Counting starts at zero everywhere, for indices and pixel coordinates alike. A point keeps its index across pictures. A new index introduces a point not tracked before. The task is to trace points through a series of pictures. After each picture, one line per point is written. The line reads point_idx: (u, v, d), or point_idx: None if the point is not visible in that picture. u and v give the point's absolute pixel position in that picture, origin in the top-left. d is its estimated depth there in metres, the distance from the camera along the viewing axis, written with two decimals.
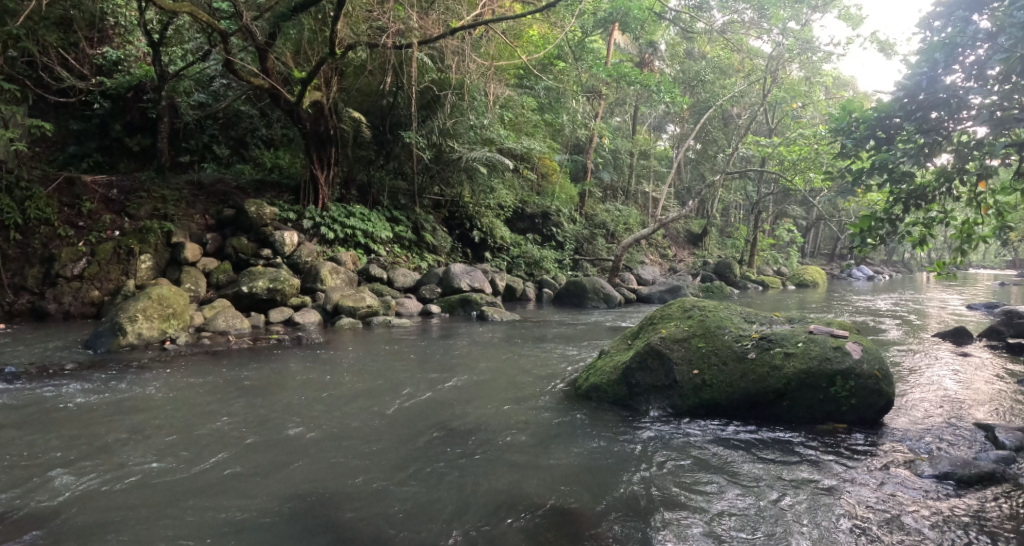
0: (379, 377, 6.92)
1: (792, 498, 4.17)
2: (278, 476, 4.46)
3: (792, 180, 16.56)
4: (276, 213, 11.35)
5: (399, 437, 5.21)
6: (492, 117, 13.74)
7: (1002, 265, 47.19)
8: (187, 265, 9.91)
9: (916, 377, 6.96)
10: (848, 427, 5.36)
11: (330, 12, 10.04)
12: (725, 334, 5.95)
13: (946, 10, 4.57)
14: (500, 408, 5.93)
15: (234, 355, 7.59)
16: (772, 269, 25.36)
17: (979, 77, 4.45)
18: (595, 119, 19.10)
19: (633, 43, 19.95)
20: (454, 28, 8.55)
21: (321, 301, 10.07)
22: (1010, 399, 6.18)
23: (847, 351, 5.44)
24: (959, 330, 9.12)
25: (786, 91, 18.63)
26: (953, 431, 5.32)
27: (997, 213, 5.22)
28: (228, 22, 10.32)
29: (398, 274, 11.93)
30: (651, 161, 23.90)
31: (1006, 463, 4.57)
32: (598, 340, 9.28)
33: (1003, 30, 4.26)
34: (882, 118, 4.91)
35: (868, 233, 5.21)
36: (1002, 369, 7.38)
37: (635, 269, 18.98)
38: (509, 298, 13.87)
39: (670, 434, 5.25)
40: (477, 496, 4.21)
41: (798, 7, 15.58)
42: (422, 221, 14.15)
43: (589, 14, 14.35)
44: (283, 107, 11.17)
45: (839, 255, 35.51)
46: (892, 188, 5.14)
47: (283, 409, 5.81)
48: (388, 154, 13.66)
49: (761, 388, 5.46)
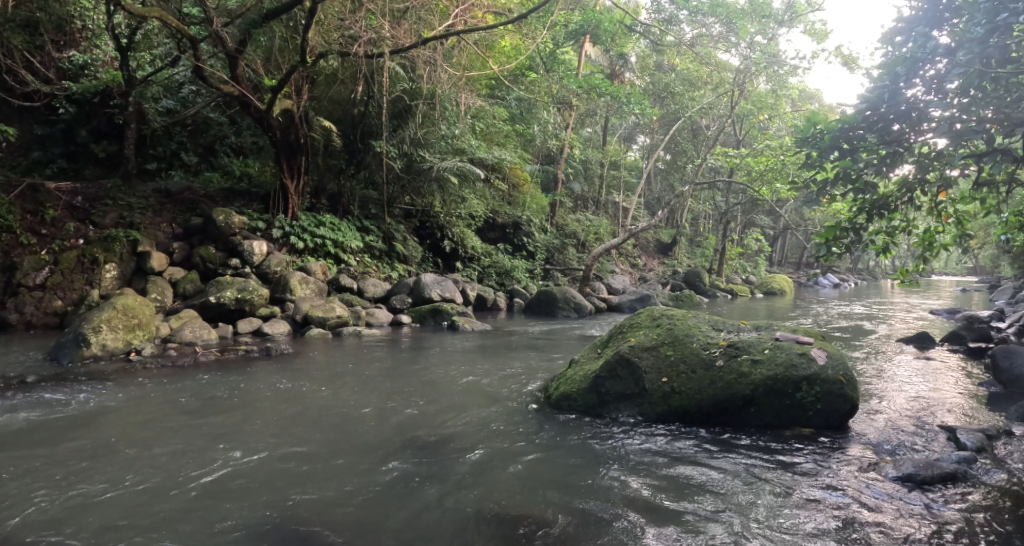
0: (350, 388, 6.79)
1: (761, 498, 4.27)
2: (247, 491, 4.32)
3: (760, 191, 16.89)
4: (245, 222, 11.14)
5: (372, 448, 5.11)
6: (464, 127, 13.73)
7: (964, 273, 48.85)
8: (153, 274, 9.63)
9: (879, 382, 7.13)
10: (815, 431, 5.45)
11: (301, 20, 9.96)
12: (694, 342, 6.02)
13: (907, 26, 4.78)
14: (475, 416, 5.91)
15: (202, 367, 7.38)
16: (740, 277, 25.86)
17: (939, 90, 4.63)
18: (566, 130, 19.24)
19: (604, 55, 20.25)
20: (427, 38, 8.53)
21: (290, 312, 9.90)
22: (970, 402, 6.35)
23: (812, 358, 5.57)
24: (921, 335, 9.40)
25: (754, 103, 19.21)
26: (916, 433, 5.47)
27: (957, 222, 5.44)
28: (199, 28, 10.08)
29: (369, 284, 11.81)
30: (621, 172, 24.22)
31: (967, 464, 4.70)
32: (570, 349, 9.32)
33: (961, 46, 4.44)
34: (846, 129, 5.03)
35: (834, 242, 5.37)
36: (961, 373, 7.60)
37: (606, 278, 19.16)
38: (481, 307, 13.82)
39: (643, 440, 5.29)
40: (452, 509, 4.14)
41: (765, 21, 15.80)
42: (393, 231, 14.06)
43: (560, 26, 14.50)
44: (253, 116, 11.02)
45: (806, 264, 36.40)
46: (855, 198, 5.30)
47: (253, 422, 5.64)
48: (359, 163, 13.53)
49: (730, 394, 5.53)
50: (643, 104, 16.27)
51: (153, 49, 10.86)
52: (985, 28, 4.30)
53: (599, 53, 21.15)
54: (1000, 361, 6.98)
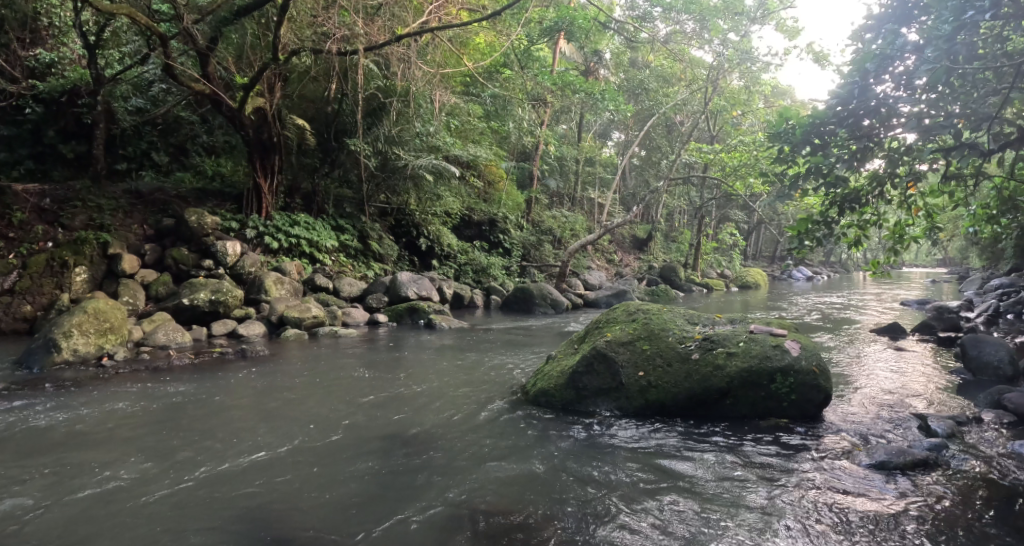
0: (329, 389, 6.73)
1: (739, 488, 4.34)
2: (229, 496, 4.24)
3: (733, 187, 17.11)
4: (218, 223, 10.94)
5: (354, 448, 5.07)
6: (439, 124, 13.62)
7: (933, 264, 50.22)
8: (125, 277, 9.41)
9: (850, 372, 7.29)
10: (790, 421, 5.56)
11: (273, 17, 9.84)
12: (670, 335, 6.09)
13: (877, 24, 4.94)
14: (456, 413, 5.92)
15: (178, 370, 7.25)
16: (715, 271, 26.21)
17: (907, 86, 4.75)
18: (541, 127, 19.25)
19: (577, 52, 20.24)
20: (401, 35, 8.42)
21: (265, 313, 9.77)
22: (939, 391, 6.52)
23: (786, 349, 5.67)
24: (893, 325, 9.63)
25: (727, 99, 19.44)
26: (889, 421, 5.62)
27: (926, 215, 5.58)
28: (168, 25, 9.84)
29: (345, 283, 11.69)
30: (596, 168, 24.31)
31: (937, 451, 4.83)
32: (548, 345, 9.35)
33: (929, 43, 4.56)
34: (818, 124, 5.18)
35: (806, 235, 5.48)
36: (931, 362, 7.79)
37: (583, 274, 19.24)
38: (458, 305, 13.78)
39: (621, 434, 5.34)
40: (434, 506, 4.12)
41: (738, 18, 15.99)
42: (368, 230, 13.94)
43: (534, 22, 14.39)
44: (225, 114, 10.82)
45: (780, 257, 37.01)
46: (827, 191, 5.40)
47: (230, 425, 5.55)
48: (333, 162, 13.39)
49: (705, 387, 5.60)
50: (617, 101, 16.28)
51: (122, 47, 10.60)
52: (952, 26, 4.43)
53: (574, 49, 21.11)
54: (969, 349, 7.17)
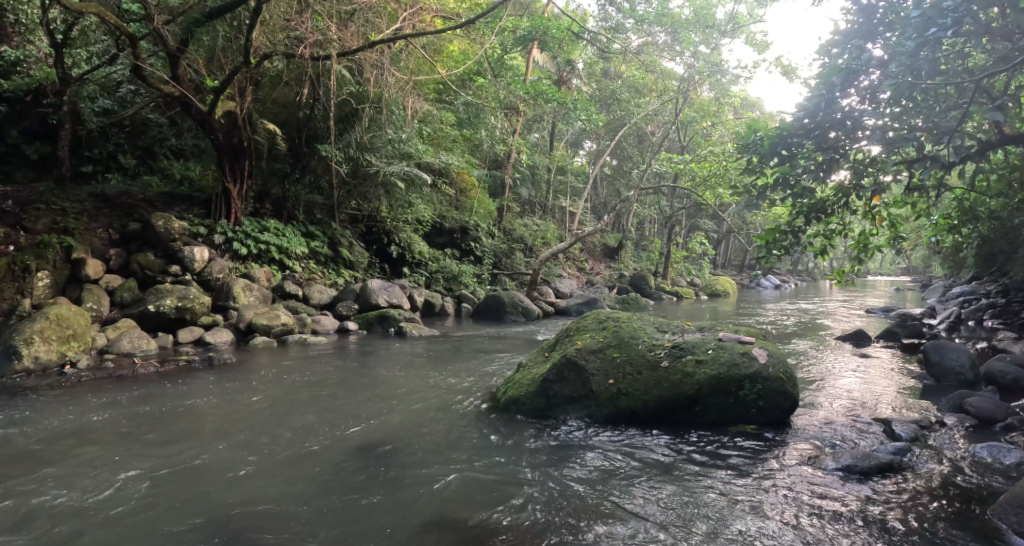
0: (300, 397, 6.62)
1: (711, 494, 4.39)
2: (198, 508, 4.14)
3: (703, 196, 17.43)
4: (185, 228, 10.68)
5: (326, 456, 5.01)
6: (411, 131, 13.56)
7: (897, 273, 51.77)
8: (89, 282, 9.12)
9: (817, 379, 7.45)
10: (758, 427, 5.65)
11: (245, 19, 9.70)
12: (640, 343, 6.16)
13: (843, 39, 5.30)
14: (429, 421, 5.89)
15: (142, 378, 7.05)
16: (686, 279, 26.62)
17: (872, 100, 4.99)
18: (514, 135, 19.35)
19: (550, 61, 20.39)
20: (374, 41, 8.37)
21: (232, 320, 9.58)
22: (903, 397, 6.70)
23: (754, 357, 5.76)
24: (858, 332, 9.89)
25: (697, 110, 19.85)
26: (854, 426, 5.75)
27: (889, 225, 5.76)
28: (138, 25, 9.65)
29: (314, 290, 11.54)
30: (567, 177, 24.51)
31: (902, 455, 4.96)
32: (519, 353, 9.35)
33: (893, 59, 4.80)
34: (785, 136, 5.38)
35: (773, 245, 5.58)
36: (894, 369, 8.00)
37: (554, 282, 19.33)
38: (429, 313, 13.70)
39: (594, 442, 5.36)
40: (405, 516, 4.08)
41: (708, 31, 16.41)
42: (339, 236, 13.79)
43: (508, 31, 14.50)
44: (194, 118, 10.62)
45: (749, 266, 37.68)
46: (794, 202, 5.56)
47: (198, 435, 5.40)
48: (304, 167, 13.23)
49: (675, 395, 5.66)
50: (589, 110, 16.44)
51: (90, 46, 10.31)
52: (914, 41, 4.68)
53: (547, 58, 21.26)
54: (932, 355, 7.41)
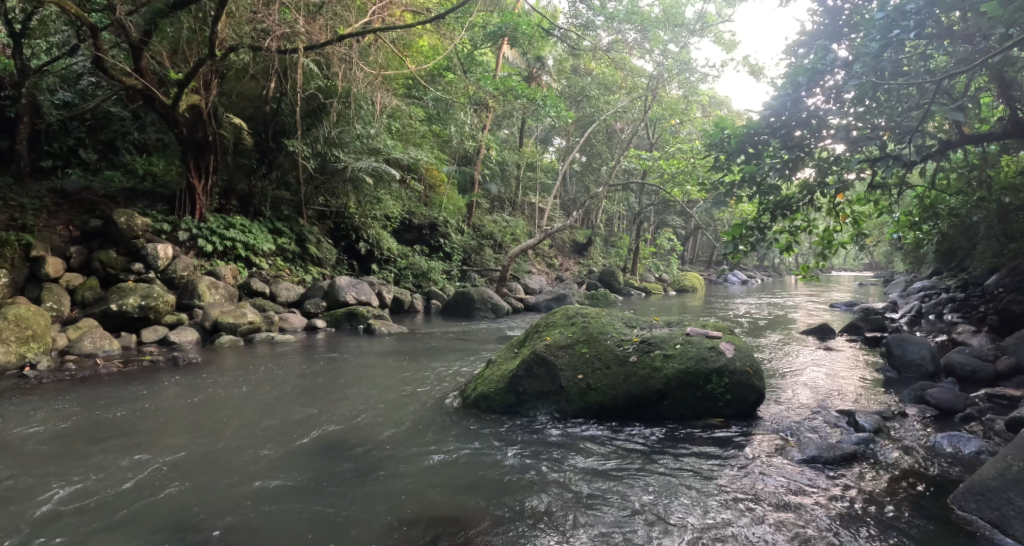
0: (269, 396, 6.52)
1: (681, 486, 4.49)
2: (168, 518, 4.04)
3: (671, 193, 17.67)
4: (149, 224, 10.40)
5: (297, 456, 4.96)
6: (380, 127, 13.41)
7: (858, 269, 53.32)
8: (48, 281, 8.81)
9: (783, 372, 7.64)
10: (725, 420, 5.77)
11: (210, 11, 9.43)
12: (608, 339, 6.24)
13: (809, 40, 5.45)
14: (402, 418, 5.88)
15: (106, 380, 6.86)
16: (654, 275, 26.99)
17: (836, 99, 5.17)
18: (483, 131, 19.30)
19: (521, 57, 20.37)
20: (343, 35, 8.23)
21: (198, 319, 9.37)
22: (864, 388, 6.92)
23: (721, 351, 5.89)
24: (824, 327, 10.19)
25: (666, 108, 20.09)
26: (818, 418, 5.92)
27: (852, 221, 5.92)
28: (99, 16, 9.33)
29: (281, 288, 11.36)
30: (537, 173, 24.58)
31: (865, 445, 5.14)
32: (490, 350, 9.35)
33: (857, 60, 4.95)
34: (752, 134, 5.54)
35: (740, 241, 5.79)
36: (856, 361, 8.25)
37: (524, 278, 19.38)
38: (398, 310, 13.61)
39: (566, 436, 5.43)
40: (378, 515, 4.07)
41: (677, 30, 16.63)
42: (306, 233, 13.58)
43: (479, 27, 14.45)
44: (158, 111, 10.33)
45: (716, 262, 38.38)
46: (760, 199, 5.69)
47: (166, 437, 5.28)
48: (270, 163, 12.99)
49: (643, 389, 5.75)
50: (559, 107, 16.50)
51: (50, 38, 9.90)
52: (878, 43, 4.85)
53: (517, 54, 21.22)
54: (893, 348, 7.67)
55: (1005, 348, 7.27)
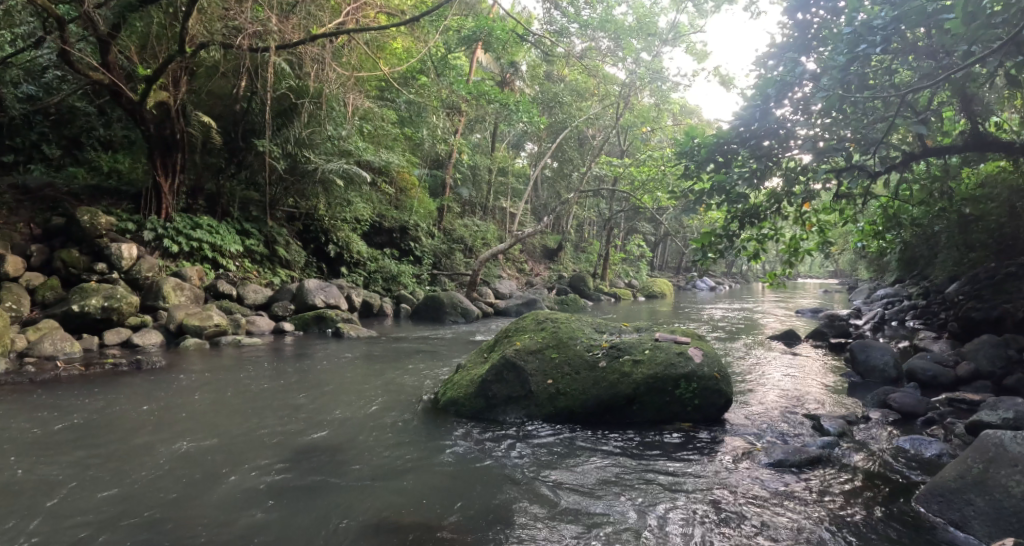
0: (238, 400, 6.41)
1: (650, 489, 4.56)
2: (134, 525, 3.93)
3: (641, 200, 17.89)
4: (113, 223, 10.13)
5: (268, 460, 4.90)
6: (351, 128, 13.27)
7: (820, 276, 54.75)
8: (6, 280, 8.52)
9: (750, 377, 7.80)
10: (693, 424, 5.88)
11: (181, 7, 9.25)
12: (578, 344, 6.30)
13: (778, 53, 5.65)
14: (373, 422, 5.84)
15: (66, 383, 6.67)
16: (623, 281, 27.30)
17: (803, 111, 5.38)
18: (456, 135, 19.28)
19: (494, 62, 20.42)
20: (317, 34, 8.14)
21: (163, 321, 9.16)
22: (827, 393, 7.11)
23: (689, 356, 5.99)
24: (790, 333, 10.46)
25: (637, 115, 20.38)
26: (784, 422, 6.08)
27: (818, 230, 6.09)
28: (66, 8, 9.08)
29: (249, 290, 11.16)
30: (508, 178, 24.63)
31: (830, 448, 5.30)
32: (460, 354, 9.32)
33: (824, 73, 5.15)
34: (722, 144, 5.71)
35: (709, 248, 5.90)
36: (820, 367, 8.47)
37: (494, 283, 19.39)
38: (367, 313, 13.49)
39: (538, 440, 5.47)
40: (347, 519, 4.05)
41: (650, 39, 16.93)
42: (275, 234, 13.37)
43: (453, 31, 14.45)
44: (124, 108, 10.10)
45: (685, 269, 39.02)
46: (729, 207, 5.81)
47: (131, 442, 5.15)
48: (239, 162, 12.77)
49: (612, 394, 5.81)
50: (531, 113, 16.59)
51: (14, 29, 9.45)
52: (845, 57, 5.03)
53: (490, 59, 21.26)
54: (857, 354, 7.89)
55: (963, 354, 7.53)
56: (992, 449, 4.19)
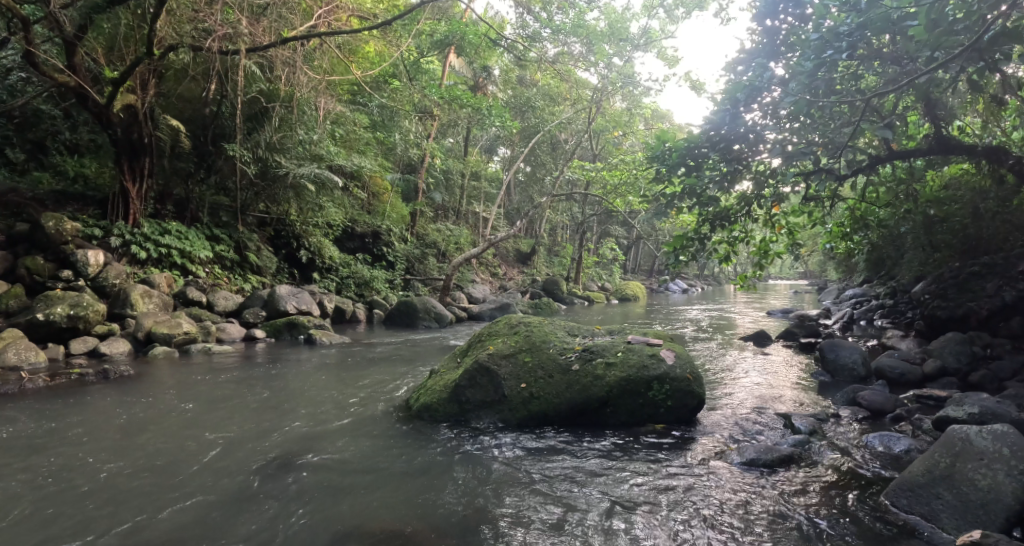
0: (209, 409, 6.28)
1: (626, 490, 4.61)
2: (106, 540, 3.82)
3: (614, 204, 18.07)
4: (79, 229, 9.87)
5: (242, 468, 4.83)
6: (323, 132, 13.13)
7: (786, 278, 55.95)
8: None
9: (722, 379, 7.90)
10: (666, 426, 5.95)
11: (149, 9, 9.05)
12: (551, 347, 6.34)
13: (747, 58, 5.83)
14: (348, 429, 5.79)
15: (30, 394, 6.46)
16: (596, 284, 27.53)
17: (772, 115, 5.52)
18: (429, 139, 19.24)
19: (467, 66, 20.42)
20: (289, 36, 8.08)
21: (130, 329, 8.94)
22: (796, 393, 7.25)
23: (662, 358, 6.07)
24: (761, 333, 10.67)
25: (609, 120, 20.62)
26: (755, 422, 6.18)
27: (786, 233, 6.23)
28: (31, 8, 8.86)
29: (219, 297, 10.95)
30: (481, 183, 24.64)
31: (800, 446, 5.42)
32: (435, 360, 9.27)
33: (793, 77, 5.30)
34: (692, 148, 5.81)
35: (681, 251, 6.00)
36: (789, 367, 8.63)
37: (467, 288, 19.35)
38: (340, 320, 13.35)
39: (514, 444, 5.49)
40: (324, 529, 4.01)
41: (622, 44, 17.16)
42: (245, 240, 13.14)
43: (425, 35, 14.44)
44: (90, 111, 9.90)
45: (657, 271, 39.48)
46: (699, 210, 5.92)
47: (100, 452, 5.03)
48: (209, 167, 12.55)
49: (585, 397, 5.87)
50: (503, 117, 16.67)
51: None
52: (812, 62, 5.20)
53: (463, 63, 21.23)
54: (826, 354, 8.07)
55: (928, 351, 7.76)
56: (958, 444, 4.32)
